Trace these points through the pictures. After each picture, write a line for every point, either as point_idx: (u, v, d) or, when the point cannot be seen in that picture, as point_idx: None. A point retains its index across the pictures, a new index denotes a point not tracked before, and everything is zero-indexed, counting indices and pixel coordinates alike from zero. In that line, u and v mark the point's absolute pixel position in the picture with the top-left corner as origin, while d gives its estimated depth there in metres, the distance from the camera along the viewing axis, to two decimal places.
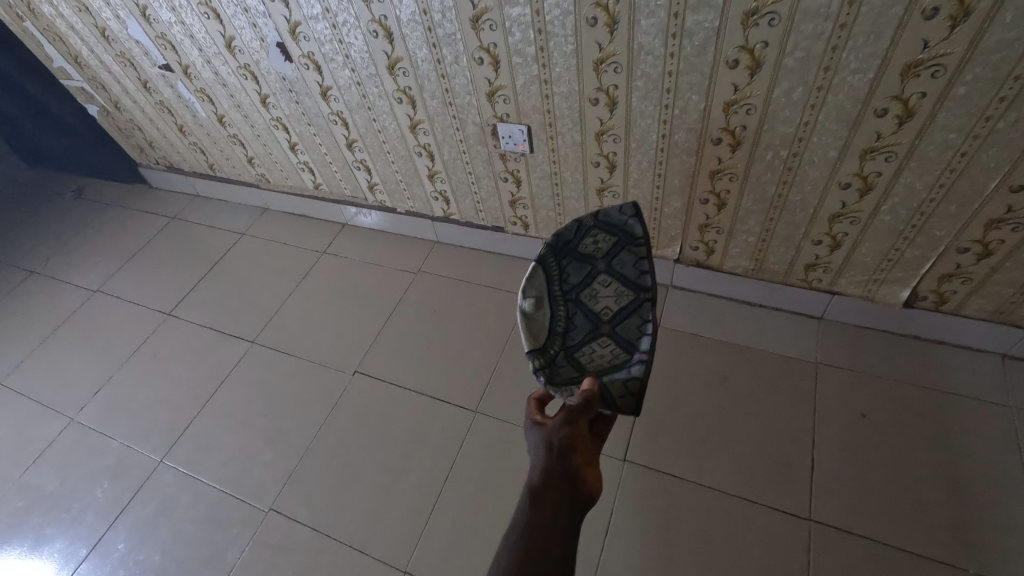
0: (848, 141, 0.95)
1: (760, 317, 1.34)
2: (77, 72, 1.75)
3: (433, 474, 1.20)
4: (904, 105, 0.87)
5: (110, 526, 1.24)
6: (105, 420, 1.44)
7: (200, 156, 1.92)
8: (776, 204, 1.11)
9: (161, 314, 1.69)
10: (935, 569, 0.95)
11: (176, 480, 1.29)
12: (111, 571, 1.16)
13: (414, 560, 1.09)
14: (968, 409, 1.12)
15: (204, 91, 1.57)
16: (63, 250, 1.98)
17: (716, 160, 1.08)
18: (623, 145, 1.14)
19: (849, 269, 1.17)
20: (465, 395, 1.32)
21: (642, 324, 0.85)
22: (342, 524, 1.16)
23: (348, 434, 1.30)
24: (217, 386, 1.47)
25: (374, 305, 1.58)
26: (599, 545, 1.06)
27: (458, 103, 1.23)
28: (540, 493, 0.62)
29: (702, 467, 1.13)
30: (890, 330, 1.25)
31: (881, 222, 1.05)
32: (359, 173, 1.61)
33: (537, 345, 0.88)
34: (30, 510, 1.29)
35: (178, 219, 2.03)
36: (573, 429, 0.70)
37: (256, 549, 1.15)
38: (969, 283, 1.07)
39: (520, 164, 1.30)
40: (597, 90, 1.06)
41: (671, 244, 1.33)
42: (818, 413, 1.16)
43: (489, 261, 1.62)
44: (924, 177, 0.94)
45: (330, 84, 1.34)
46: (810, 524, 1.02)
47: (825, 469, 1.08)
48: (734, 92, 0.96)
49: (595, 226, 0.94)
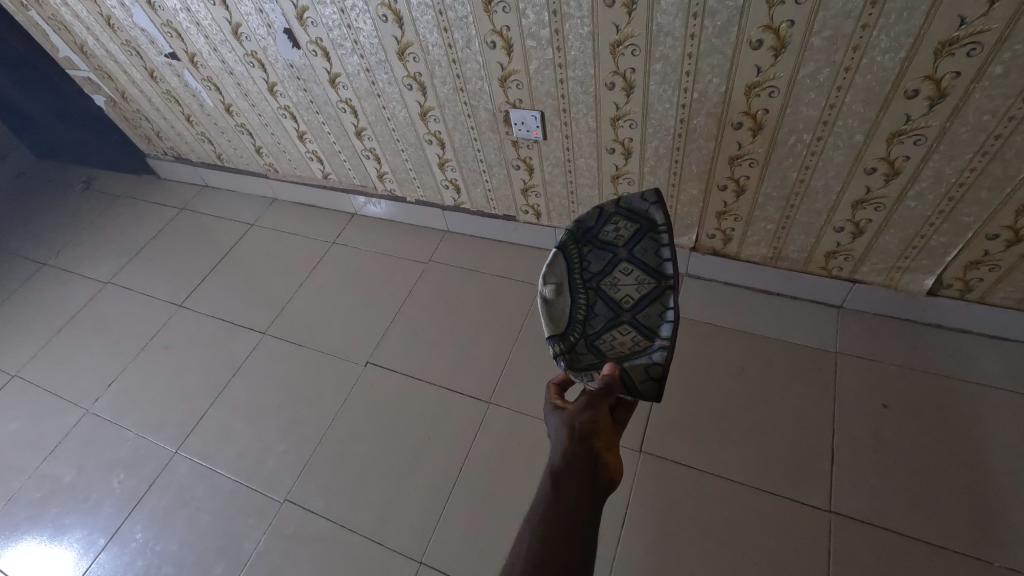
0: (875, 124, 0.92)
1: (778, 306, 1.32)
2: (83, 61, 1.74)
3: (447, 465, 1.19)
4: (936, 85, 0.83)
5: (127, 516, 1.25)
6: (119, 411, 1.44)
7: (207, 146, 1.90)
8: (798, 190, 1.08)
9: (172, 305, 1.69)
10: (960, 562, 0.93)
11: (191, 471, 1.30)
12: (130, 561, 1.17)
13: (430, 551, 1.09)
14: (993, 399, 1.09)
15: (211, 79, 1.55)
16: (73, 242, 1.98)
17: (735, 145, 1.05)
18: (640, 130, 1.11)
19: (872, 257, 1.14)
20: (478, 386, 1.31)
21: (662, 312, 0.87)
22: (357, 515, 1.16)
23: (361, 424, 1.30)
24: (229, 377, 1.47)
25: (384, 295, 1.57)
26: (616, 537, 1.05)
27: (470, 89, 1.20)
28: (561, 481, 0.60)
29: (720, 458, 1.11)
30: (912, 319, 1.23)
31: (908, 208, 1.01)
32: (368, 162, 1.59)
33: (558, 331, 0.87)
34: (48, 500, 1.30)
35: (187, 210, 2.03)
36: (595, 413, 0.68)
37: (272, 539, 1.16)
38: (997, 271, 1.04)
39: (533, 151, 1.28)
40: (614, 74, 1.03)
41: (687, 232, 1.31)
42: (838, 403, 1.14)
43: (500, 250, 1.60)
44: (954, 161, 0.91)
45: (338, 71, 1.31)
46: (830, 516, 1.01)
47: (846, 460, 1.07)
48: (757, 74, 0.93)
49: (617, 213, 0.93)
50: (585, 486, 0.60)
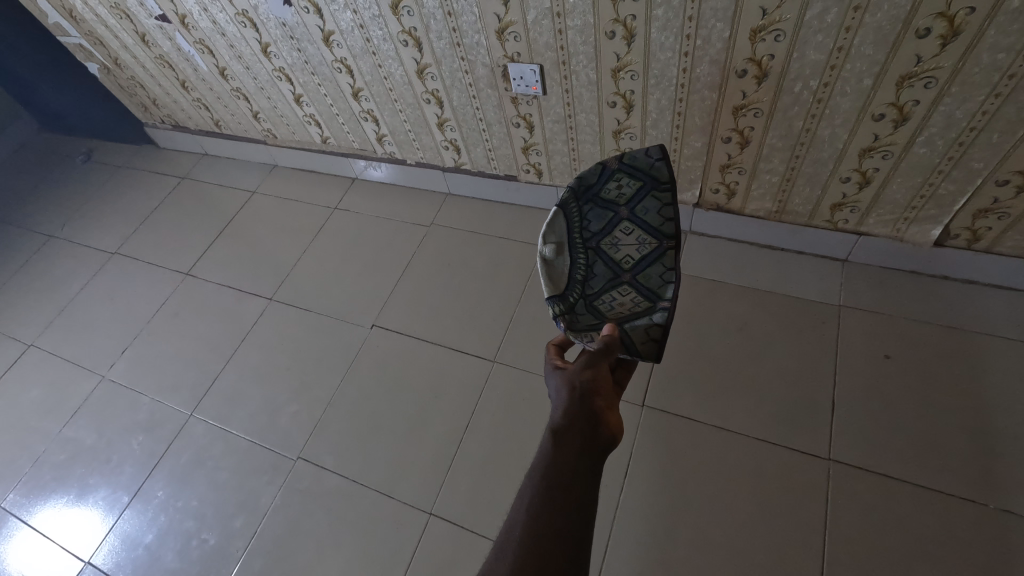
0: (885, 68, 0.89)
1: (782, 260, 1.31)
2: (74, 27, 1.71)
3: (454, 422, 1.22)
4: (949, 23, 0.80)
5: (148, 475, 1.30)
6: (134, 377, 1.48)
7: (204, 112, 1.88)
8: (804, 140, 1.06)
9: (179, 273, 1.71)
10: (955, 504, 0.95)
11: (207, 432, 1.34)
12: (154, 516, 1.23)
13: (439, 503, 1.13)
14: (998, 349, 1.09)
15: (203, 42, 1.52)
16: (79, 213, 1.99)
17: (740, 95, 1.03)
18: (641, 82, 1.08)
19: (878, 208, 1.13)
20: (483, 346, 1.33)
21: (663, 273, 0.84)
22: (367, 471, 1.20)
23: (368, 385, 1.33)
24: (239, 342, 1.49)
25: (387, 259, 1.57)
26: (618, 487, 1.08)
27: (466, 43, 1.17)
28: (563, 433, 0.60)
29: (721, 411, 1.13)
30: (918, 271, 1.21)
31: (916, 156, 0.99)
32: (366, 124, 1.57)
33: (556, 291, 0.89)
34: (73, 461, 1.35)
35: (188, 179, 2.02)
36: (595, 371, 0.69)
37: (287, 495, 1.20)
38: (1006, 219, 1.02)
39: (533, 107, 1.25)
40: (614, 22, 1.00)
41: (690, 187, 1.29)
42: (841, 354, 1.15)
43: (502, 212, 1.59)
44: (965, 104, 0.89)
45: (332, 28, 1.28)
46: (829, 463, 1.03)
47: (846, 410, 1.08)
48: (762, 17, 0.90)
49: (620, 169, 0.90)
50: (586, 440, 0.60)
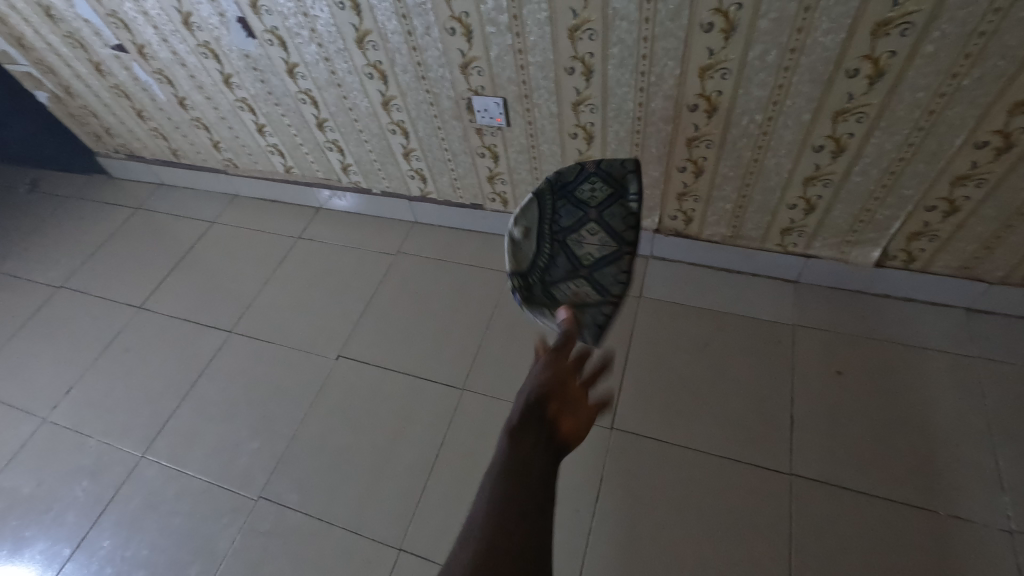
0: (821, 103, 0.96)
1: (738, 283, 1.37)
2: (22, 55, 1.66)
3: (423, 453, 1.20)
4: (874, 64, 0.88)
5: (93, 524, 1.21)
6: (80, 418, 1.39)
7: (161, 142, 1.84)
8: (752, 169, 1.12)
9: (132, 307, 1.64)
10: (909, 513, 0.99)
11: (160, 474, 1.27)
12: (98, 569, 1.14)
13: (409, 537, 1.09)
14: (937, 361, 1.17)
15: (162, 72, 1.50)
16: (21, 246, 1.88)
17: (692, 127, 1.09)
18: (601, 115, 1.13)
19: (823, 232, 1.20)
20: (452, 373, 1.32)
21: (619, 272, 0.94)
22: (333, 508, 1.16)
23: (334, 418, 1.29)
24: (196, 378, 1.43)
25: (353, 289, 1.56)
26: (590, 511, 1.08)
27: (431, 77, 1.20)
28: (518, 433, 0.62)
29: (687, 431, 1.15)
30: (861, 290, 1.29)
31: (854, 183, 1.07)
32: (331, 154, 1.57)
33: (519, 269, 0.97)
34: (7, 513, 1.25)
35: (143, 209, 1.96)
36: (557, 370, 0.71)
37: (247, 537, 1.14)
38: (937, 240, 1.11)
39: (497, 138, 1.29)
40: (573, 58, 1.05)
41: (650, 214, 1.34)
42: (797, 372, 1.20)
43: (468, 239, 1.61)
44: (893, 137, 0.97)
45: (296, 60, 1.29)
46: (791, 478, 1.06)
47: (805, 425, 1.12)
48: (709, 57, 0.96)
49: (596, 174, 1.00)
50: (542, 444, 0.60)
